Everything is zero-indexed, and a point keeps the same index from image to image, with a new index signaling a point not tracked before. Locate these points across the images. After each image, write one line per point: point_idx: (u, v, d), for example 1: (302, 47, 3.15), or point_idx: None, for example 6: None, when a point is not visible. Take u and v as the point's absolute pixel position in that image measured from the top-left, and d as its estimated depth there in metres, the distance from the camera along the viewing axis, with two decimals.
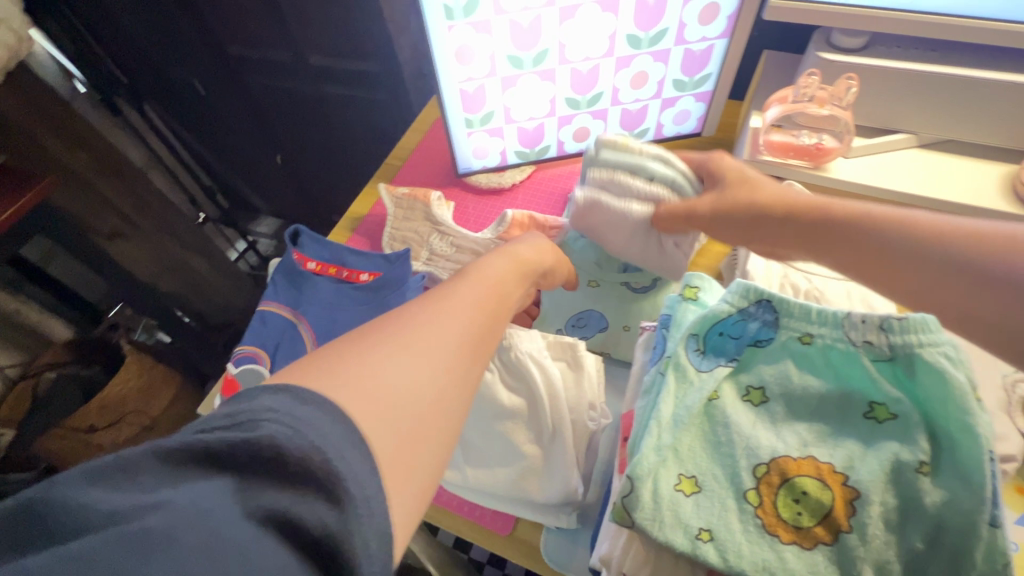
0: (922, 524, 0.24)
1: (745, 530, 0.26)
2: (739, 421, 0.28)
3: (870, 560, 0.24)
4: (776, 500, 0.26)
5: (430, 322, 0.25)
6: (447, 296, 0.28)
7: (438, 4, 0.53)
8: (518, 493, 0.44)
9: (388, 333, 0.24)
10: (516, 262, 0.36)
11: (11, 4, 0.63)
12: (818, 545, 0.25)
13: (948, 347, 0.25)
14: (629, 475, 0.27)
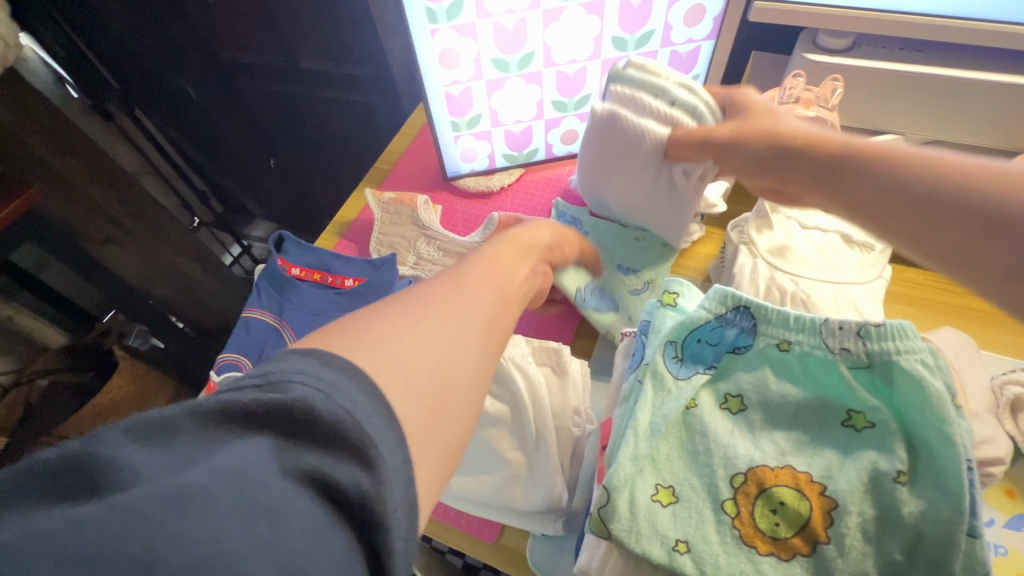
0: (900, 534, 0.24)
1: (722, 541, 0.25)
2: (716, 430, 0.27)
3: (847, 571, 0.24)
4: (753, 510, 0.25)
5: (450, 300, 0.25)
6: (464, 276, 0.27)
7: (421, 7, 0.52)
8: (502, 501, 0.43)
9: (407, 309, 0.24)
10: (521, 244, 0.35)
11: None
12: (795, 556, 0.24)
13: (925, 354, 0.25)
14: (605, 485, 0.27)
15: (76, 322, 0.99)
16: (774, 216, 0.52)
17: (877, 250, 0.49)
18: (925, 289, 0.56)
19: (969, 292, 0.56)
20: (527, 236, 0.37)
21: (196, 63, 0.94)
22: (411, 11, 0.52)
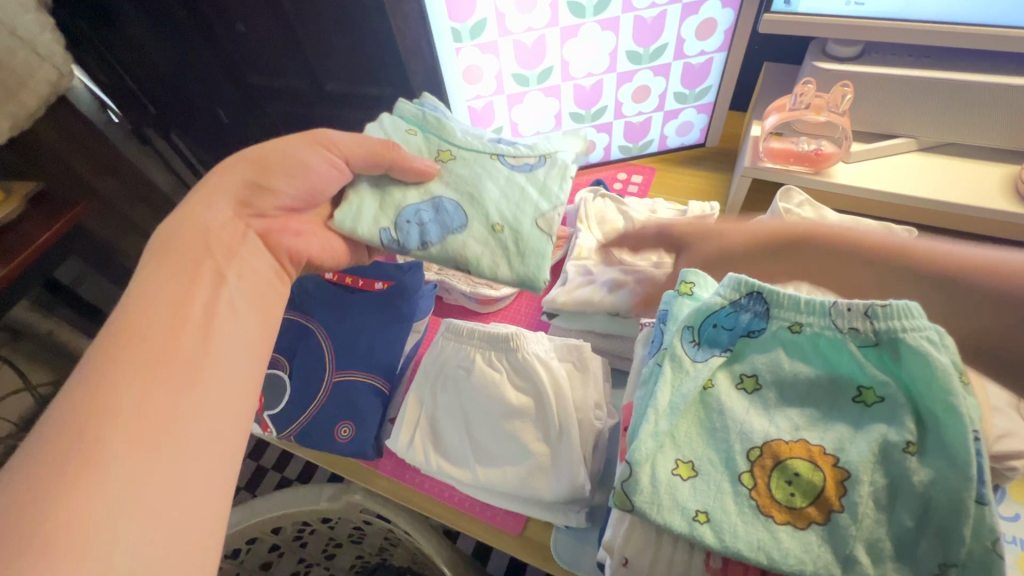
0: (911, 502, 0.25)
1: (740, 511, 0.27)
2: (733, 408, 0.29)
3: (862, 538, 0.25)
4: (770, 482, 0.27)
5: (82, 394, 0.27)
6: (106, 349, 0.29)
7: (447, 28, 0.57)
8: (526, 492, 0.44)
9: (41, 428, 0.26)
10: (162, 256, 0.34)
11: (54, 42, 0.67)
12: (810, 524, 0.26)
13: (931, 331, 0.26)
14: (628, 461, 0.29)
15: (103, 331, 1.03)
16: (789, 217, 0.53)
17: None
18: None
19: None
20: (167, 241, 0.35)
21: (230, 91, 1.01)
22: (437, 31, 0.57)
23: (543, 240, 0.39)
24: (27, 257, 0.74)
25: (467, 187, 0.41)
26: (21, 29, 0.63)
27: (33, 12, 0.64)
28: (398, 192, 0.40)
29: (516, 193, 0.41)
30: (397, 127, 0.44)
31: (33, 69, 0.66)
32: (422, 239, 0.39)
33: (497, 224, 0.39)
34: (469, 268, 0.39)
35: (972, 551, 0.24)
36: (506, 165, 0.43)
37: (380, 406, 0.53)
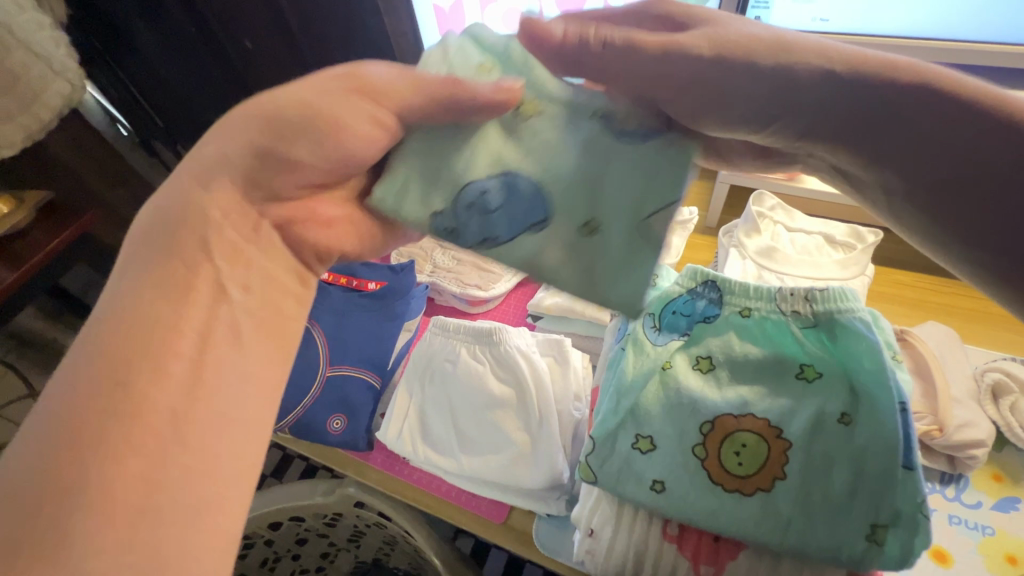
0: (845, 468, 0.27)
1: (694, 480, 0.29)
2: (689, 386, 0.31)
3: (800, 501, 0.28)
4: (721, 452, 0.29)
5: (57, 442, 0.25)
6: (87, 375, 0.26)
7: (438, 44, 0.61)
8: (508, 480, 0.47)
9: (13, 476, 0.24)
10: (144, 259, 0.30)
11: (70, 58, 0.71)
12: (757, 490, 0.28)
13: (863, 312, 0.29)
14: (593, 436, 0.31)
15: None
16: (762, 220, 0.56)
17: (858, 249, 0.53)
18: (915, 291, 0.59)
19: (960, 289, 0.59)
20: (161, 222, 0.30)
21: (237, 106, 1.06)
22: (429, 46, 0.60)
23: (647, 248, 0.29)
24: (36, 263, 0.77)
25: (555, 162, 0.30)
26: (36, 46, 0.67)
27: (48, 31, 0.68)
28: (461, 157, 0.30)
29: (623, 175, 0.29)
30: (461, 62, 0.32)
31: (46, 83, 0.70)
32: (483, 231, 0.30)
33: (587, 222, 0.29)
34: (545, 275, 0.30)
35: (902, 513, 0.26)
36: (616, 129, 0.30)
37: (372, 400, 0.56)
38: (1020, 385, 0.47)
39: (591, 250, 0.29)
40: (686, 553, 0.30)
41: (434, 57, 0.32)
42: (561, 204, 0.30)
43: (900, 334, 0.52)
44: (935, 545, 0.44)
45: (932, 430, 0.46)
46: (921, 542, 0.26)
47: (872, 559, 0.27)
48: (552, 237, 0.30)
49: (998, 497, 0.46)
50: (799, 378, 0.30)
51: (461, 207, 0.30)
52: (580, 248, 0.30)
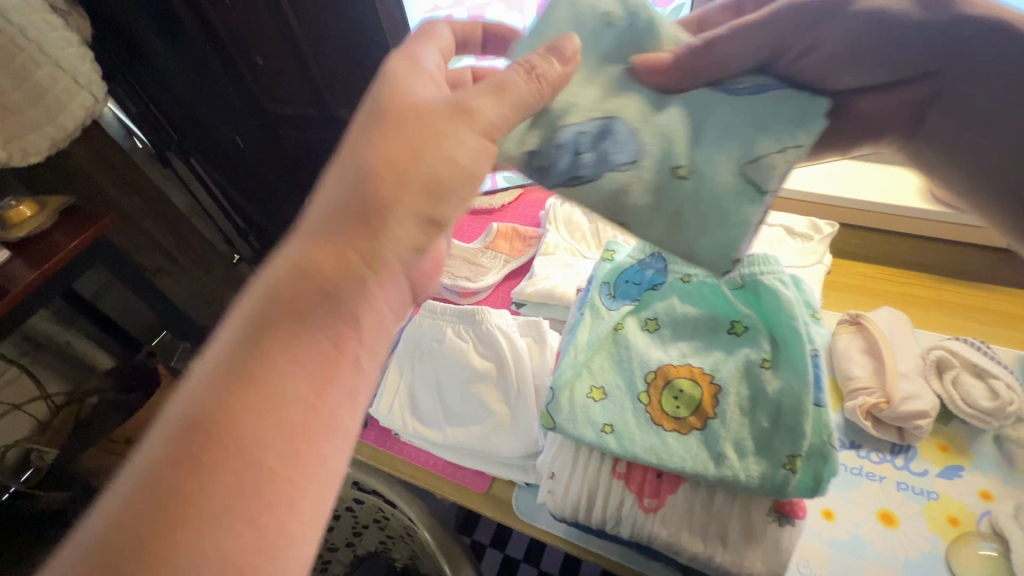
0: (767, 407, 0.32)
1: (638, 422, 0.34)
2: (637, 343, 0.37)
3: (730, 438, 0.32)
4: (661, 398, 0.34)
5: (153, 494, 0.21)
6: (212, 425, 0.23)
7: None
8: (488, 448, 0.51)
9: (83, 541, 0.21)
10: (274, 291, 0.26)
11: (92, 72, 0.77)
12: (692, 430, 0.33)
13: (782, 274, 0.35)
14: (552, 387, 0.36)
15: (122, 348, 1.28)
16: None
17: (815, 239, 0.58)
18: (874, 280, 0.63)
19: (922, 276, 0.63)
20: (310, 254, 0.27)
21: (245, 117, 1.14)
22: None
23: (742, 196, 0.31)
24: (56, 263, 0.83)
25: (659, 125, 0.33)
26: (63, 61, 0.73)
27: (74, 48, 0.74)
28: (568, 101, 0.33)
29: (725, 128, 0.32)
30: (586, 14, 0.35)
31: (72, 96, 0.76)
32: (572, 169, 0.33)
33: (675, 166, 0.32)
34: (626, 219, 0.33)
35: (814, 445, 0.31)
36: (722, 92, 0.34)
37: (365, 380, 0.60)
38: (961, 360, 0.51)
39: (684, 193, 0.32)
40: (633, 487, 0.34)
41: (565, 13, 0.35)
42: (658, 154, 0.32)
43: (855, 317, 0.56)
44: (883, 508, 0.48)
45: (880, 402, 0.50)
46: (830, 469, 0.30)
47: (792, 488, 0.30)
48: (647, 182, 0.32)
49: (944, 466, 0.49)
50: (731, 332, 0.35)
51: (553, 149, 0.33)
52: (673, 192, 0.32)
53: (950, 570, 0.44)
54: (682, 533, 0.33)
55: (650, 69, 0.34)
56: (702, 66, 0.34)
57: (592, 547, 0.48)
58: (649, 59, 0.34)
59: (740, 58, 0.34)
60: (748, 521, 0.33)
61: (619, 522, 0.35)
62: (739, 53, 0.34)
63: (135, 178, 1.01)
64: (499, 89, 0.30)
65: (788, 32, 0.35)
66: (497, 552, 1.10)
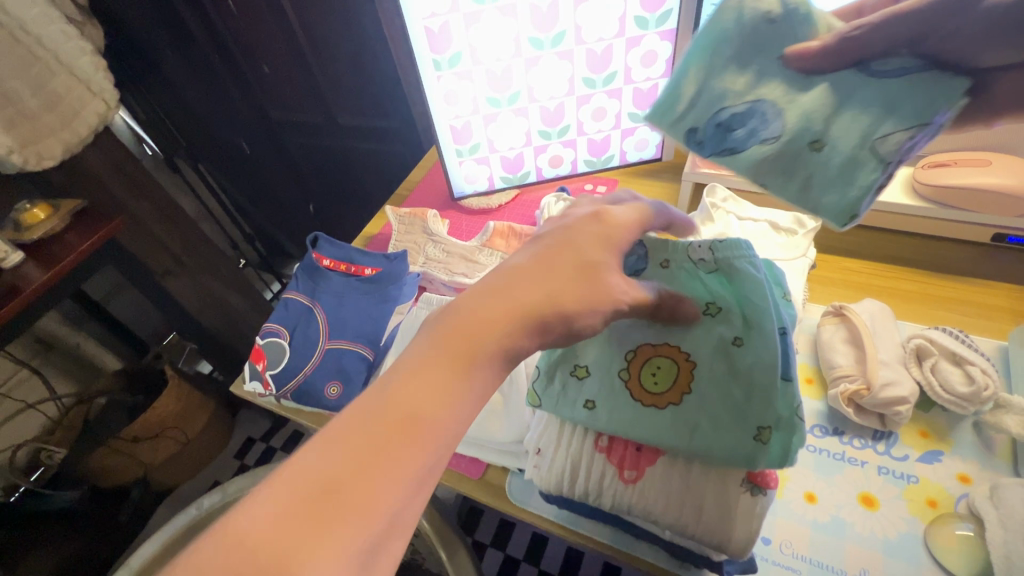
0: (739, 382, 0.35)
1: (619, 398, 0.37)
2: (618, 324, 0.39)
3: (702, 412, 0.35)
4: (641, 374, 0.37)
5: (377, 426, 0.26)
6: (418, 397, 0.27)
7: (429, 59, 0.68)
8: (483, 433, 0.54)
9: (303, 457, 0.25)
10: (444, 343, 0.28)
11: (106, 81, 0.80)
12: (669, 404, 0.36)
13: (753, 257, 0.38)
14: (540, 367, 0.41)
15: (130, 350, 1.31)
16: (715, 210, 0.63)
17: (799, 234, 0.60)
18: (860, 275, 0.65)
19: (908, 272, 0.65)
20: (515, 274, 0.31)
21: (252, 123, 1.19)
22: (421, 61, 0.68)
23: (867, 165, 0.36)
24: (68, 264, 0.85)
25: (796, 105, 0.37)
26: (77, 70, 0.77)
27: (89, 57, 0.77)
28: (726, 84, 0.38)
29: (865, 105, 0.35)
30: (750, 12, 0.36)
31: (85, 103, 0.79)
32: (729, 145, 0.40)
33: (812, 140, 0.37)
34: (765, 183, 0.40)
35: (782, 417, 0.34)
36: (867, 75, 0.34)
37: (365, 370, 0.62)
38: (941, 349, 0.52)
39: (812, 168, 0.38)
40: (614, 460, 0.38)
41: (730, 11, 0.37)
42: (797, 137, 0.37)
43: (838, 309, 0.58)
44: (864, 492, 0.49)
45: (862, 389, 0.52)
46: (797, 440, 0.33)
47: (761, 457, 0.33)
48: (785, 160, 0.38)
49: (924, 451, 0.51)
50: (705, 313, 0.37)
51: (715, 129, 0.40)
52: (805, 166, 0.38)
53: (928, 549, 0.45)
54: (658, 502, 0.36)
55: (798, 56, 0.36)
56: (846, 54, 0.34)
57: (582, 529, 0.50)
58: (799, 47, 0.36)
59: (883, 42, 0.33)
60: (723, 490, 0.35)
61: (601, 493, 0.38)
62: (884, 41, 0.33)
63: (146, 184, 1.04)
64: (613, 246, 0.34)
65: (937, 14, 0.31)
66: (497, 550, 1.11)
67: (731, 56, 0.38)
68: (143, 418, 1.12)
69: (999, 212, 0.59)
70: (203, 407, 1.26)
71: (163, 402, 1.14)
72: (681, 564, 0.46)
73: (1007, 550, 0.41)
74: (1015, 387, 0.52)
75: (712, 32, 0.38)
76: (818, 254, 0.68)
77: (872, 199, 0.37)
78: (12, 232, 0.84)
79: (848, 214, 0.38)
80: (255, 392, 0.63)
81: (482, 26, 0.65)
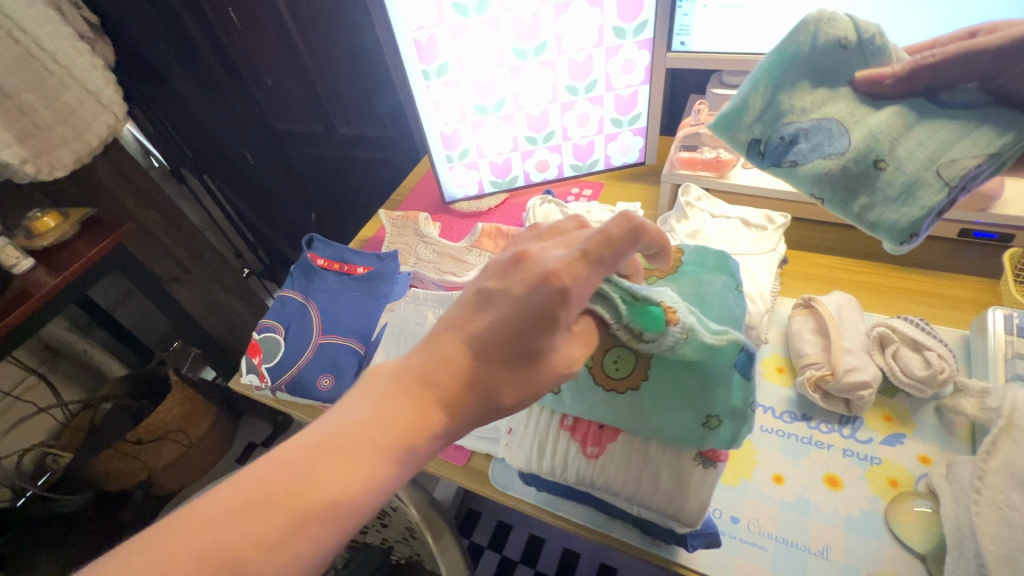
0: (697, 378, 0.38)
1: (582, 383, 0.41)
2: None
3: (659, 398, 0.39)
4: (603, 361, 0.40)
5: (297, 493, 0.26)
6: (346, 469, 0.27)
7: (418, 70, 0.72)
8: None
9: (219, 504, 0.25)
10: (378, 417, 0.28)
11: (115, 94, 0.85)
12: (628, 390, 0.39)
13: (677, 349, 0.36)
14: None
15: (134, 355, 1.35)
16: (689, 208, 0.67)
17: (770, 230, 0.63)
18: (833, 270, 0.67)
19: (879, 267, 0.67)
20: (461, 345, 0.31)
21: (257, 135, 1.23)
22: (411, 73, 0.72)
23: (930, 187, 0.40)
24: (76, 271, 0.89)
25: (864, 123, 0.42)
26: (88, 84, 0.81)
27: (99, 71, 0.82)
28: (793, 102, 0.44)
29: (933, 130, 0.40)
30: (826, 35, 0.42)
31: (96, 115, 0.84)
32: (792, 155, 0.45)
33: (878, 159, 0.41)
34: (824, 194, 0.44)
35: (735, 409, 0.38)
36: (937, 105, 0.40)
37: (356, 362, 0.65)
38: (902, 337, 0.55)
39: (877, 182, 0.42)
40: (578, 438, 0.42)
41: (806, 33, 0.42)
42: (868, 152, 0.41)
43: (808, 301, 0.60)
44: (830, 474, 0.51)
45: (827, 375, 0.54)
46: (745, 429, 0.38)
47: (711, 439, 0.38)
48: (847, 175, 0.43)
49: (889, 435, 0.53)
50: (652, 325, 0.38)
51: (778, 142, 0.45)
52: (869, 181, 0.42)
53: (890, 528, 0.47)
54: (617, 475, 0.41)
55: (870, 81, 0.42)
56: (921, 79, 0.40)
57: (560, 511, 0.52)
58: (871, 73, 0.42)
59: (958, 74, 0.39)
60: (678, 467, 0.39)
61: (566, 468, 0.43)
62: (955, 73, 0.39)
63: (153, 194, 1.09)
64: (546, 323, 0.30)
65: (1009, 53, 0.36)
66: (494, 553, 1.12)
67: (803, 76, 0.44)
68: (145, 422, 1.14)
69: (963, 208, 0.62)
70: (207, 410, 1.30)
71: (165, 407, 1.17)
72: (654, 543, 0.49)
73: (956, 523, 0.43)
74: (975, 374, 0.54)
75: (786, 51, 0.43)
76: (792, 251, 0.70)
77: (932, 221, 0.41)
78: (24, 239, 0.87)
79: (907, 232, 0.42)
80: (251, 384, 0.66)
81: (468, 38, 0.69)
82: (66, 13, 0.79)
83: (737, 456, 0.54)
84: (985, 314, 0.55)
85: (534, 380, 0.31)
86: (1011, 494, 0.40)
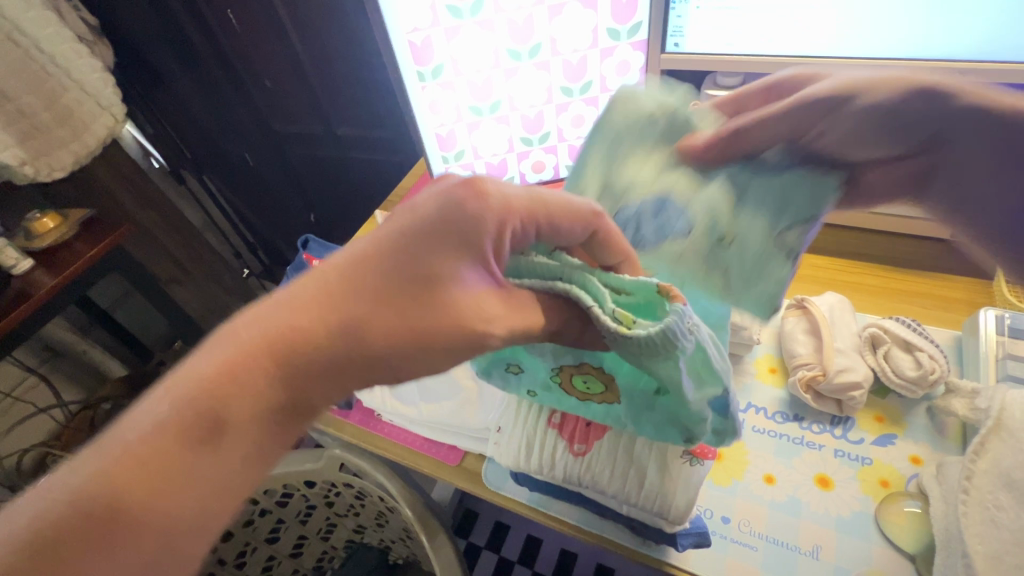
0: (667, 417, 0.35)
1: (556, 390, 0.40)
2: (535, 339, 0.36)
3: (632, 418, 0.38)
4: (571, 381, 0.38)
5: (147, 446, 0.24)
6: (191, 414, 0.25)
7: (414, 71, 0.73)
8: (457, 419, 0.57)
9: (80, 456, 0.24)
10: (232, 364, 0.26)
11: (115, 96, 0.85)
12: (604, 402, 0.39)
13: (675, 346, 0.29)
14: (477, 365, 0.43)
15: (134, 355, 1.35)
16: None
17: None
18: (826, 271, 0.68)
19: (873, 268, 0.67)
20: (335, 278, 0.28)
21: (256, 136, 1.24)
22: (406, 75, 0.72)
23: (775, 259, 0.38)
24: (75, 272, 0.89)
25: (698, 198, 0.40)
26: (87, 85, 0.81)
27: (98, 74, 0.83)
28: (630, 180, 0.43)
29: (760, 194, 0.39)
30: (637, 118, 0.43)
31: (95, 117, 0.84)
32: (637, 239, 0.42)
33: (719, 237, 0.39)
34: (679, 277, 0.41)
35: (719, 428, 0.37)
36: (754, 172, 0.40)
37: None
38: (893, 337, 0.55)
39: (720, 260, 0.39)
40: (565, 435, 0.43)
41: (622, 117, 0.43)
42: (704, 233, 0.39)
43: (800, 302, 0.60)
44: (820, 474, 0.51)
45: (818, 375, 0.54)
46: (730, 439, 0.37)
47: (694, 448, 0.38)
48: (698, 253, 0.40)
49: (880, 435, 0.53)
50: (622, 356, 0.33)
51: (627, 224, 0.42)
52: (717, 260, 0.40)
53: (879, 529, 0.47)
54: (603, 475, 0.41)
55: (691, 153, 0.41)
56: (735, 149, 0.40)
57: (552, 511, 0.52)
58: (687, 146, 0.41)
59: (767, 140, 0.40)
60: (665, 467, 0.40)
61: (554, 467, 0.43)
62: (762, 139, 0.40)
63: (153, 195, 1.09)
64: (457, 244, 0.29)
65: (802, 117, 0.39)
66: (492, 552, 1.12)
67: (633, 153, 0.43)
68: None
69: None
70: None
71: None
72: (644, 542, 0.49)
73: (945, 523, 0.43)
74: (967, 375, 0.55)
75: (612, 132, 0.43)
76: None
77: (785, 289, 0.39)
78: (23, 241, 0.88)
79: (769, 305, 0.39)
80: None
81: (463, 39, 0.69)
82: (65, 15, 0.80)
83: (728, 456, 0.54)
84: (977, 314, 0.55)
85: (427, 319, 0.28)
86: (999, 494, 0.41)
